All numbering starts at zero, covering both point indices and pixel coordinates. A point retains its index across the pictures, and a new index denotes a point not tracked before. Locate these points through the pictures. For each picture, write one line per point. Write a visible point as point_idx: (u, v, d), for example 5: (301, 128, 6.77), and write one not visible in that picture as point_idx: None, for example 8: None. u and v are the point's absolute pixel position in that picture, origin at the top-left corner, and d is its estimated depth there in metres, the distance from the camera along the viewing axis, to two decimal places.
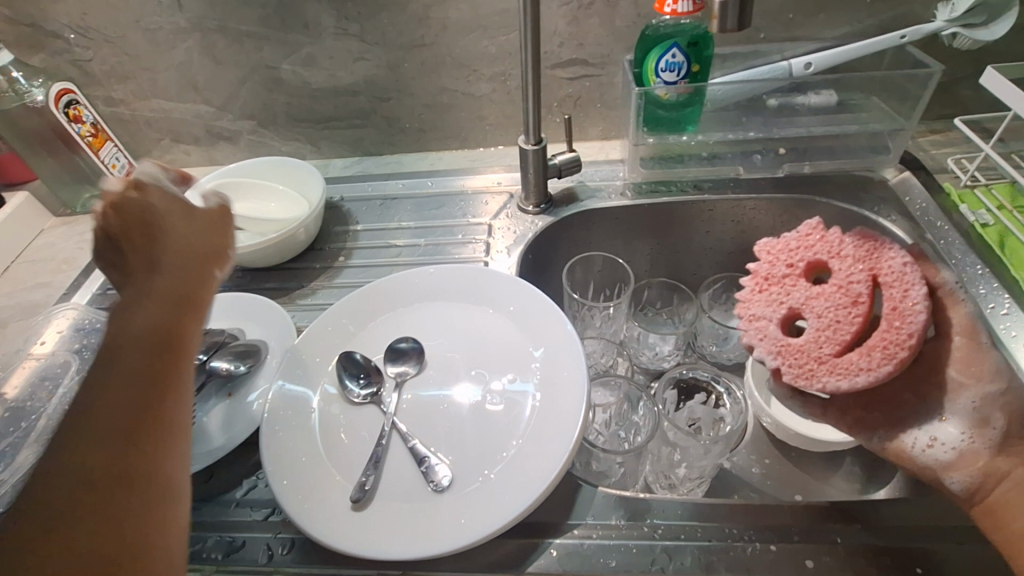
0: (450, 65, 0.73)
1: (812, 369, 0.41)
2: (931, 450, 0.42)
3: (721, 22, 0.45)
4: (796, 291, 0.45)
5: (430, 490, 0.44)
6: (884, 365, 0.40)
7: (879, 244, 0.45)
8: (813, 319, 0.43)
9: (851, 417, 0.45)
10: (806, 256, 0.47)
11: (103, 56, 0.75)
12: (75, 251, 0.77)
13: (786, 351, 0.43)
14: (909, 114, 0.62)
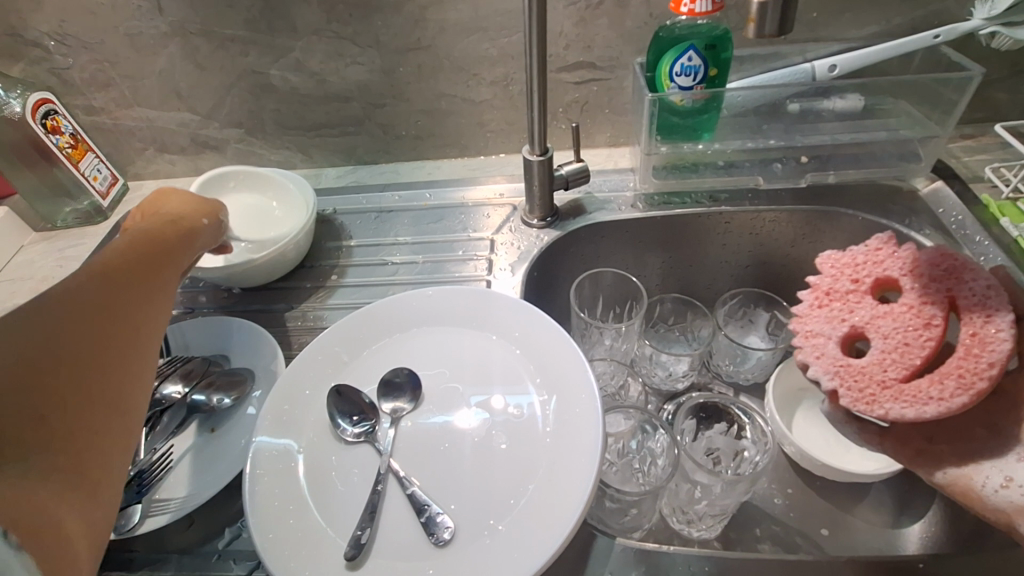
0: (448, 69, 0.68)
1: (873, 394, 0.38)
2: (1007, 491, 0.37)
3: (757, 28, 0.40)
4: (860, 308, 0.42)
5: (431, 545, 0.40)
6: (958, 395, 0.36)
7: (961, 264, 0.41)
8: (878, 340, 0.40)
9: (913, 447, 0.41)
10: (873, 273, 0.44)
11: (82, 63, 0.70)
12: (55, 270, 0.73)
13: (844, 372, 0.39)
14: (942, 121, 0.58)
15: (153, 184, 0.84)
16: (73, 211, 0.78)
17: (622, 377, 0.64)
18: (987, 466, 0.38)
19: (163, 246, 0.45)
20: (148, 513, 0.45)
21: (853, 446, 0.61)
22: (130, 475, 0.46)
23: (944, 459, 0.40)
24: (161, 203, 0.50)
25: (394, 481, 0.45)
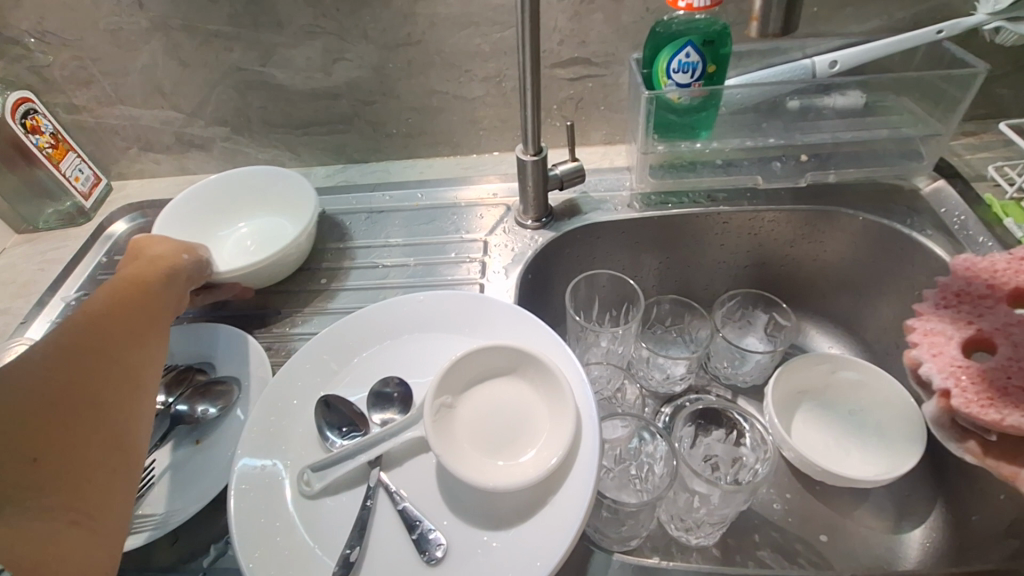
0: (440, 65, 0.66)
1: (992, 397, 0.36)
2: None
3: (761, 25, 0.39)
4: (992, 315, 0.42)
5: (424, 563, 0.39)
6: None
7: None
8: (1005, 347, 0.39)
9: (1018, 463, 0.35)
10: (1004, 289, 0.43)
11: (62, 60, 0.68)
12: (36, 273, 0.71)
13: (961, 373, 0.38)
14: (944, 118, 0.57)
15: (138, 183, 0.81)
16: (55, 212, 0.76)
17: (619, 381, 0.63)
18: None
19: (134, 296, 0.44)
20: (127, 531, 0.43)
21: (854, 451, 0.60)
22: None
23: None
24: (139, 251, 0.51)
25: (384, 436, 0.45)
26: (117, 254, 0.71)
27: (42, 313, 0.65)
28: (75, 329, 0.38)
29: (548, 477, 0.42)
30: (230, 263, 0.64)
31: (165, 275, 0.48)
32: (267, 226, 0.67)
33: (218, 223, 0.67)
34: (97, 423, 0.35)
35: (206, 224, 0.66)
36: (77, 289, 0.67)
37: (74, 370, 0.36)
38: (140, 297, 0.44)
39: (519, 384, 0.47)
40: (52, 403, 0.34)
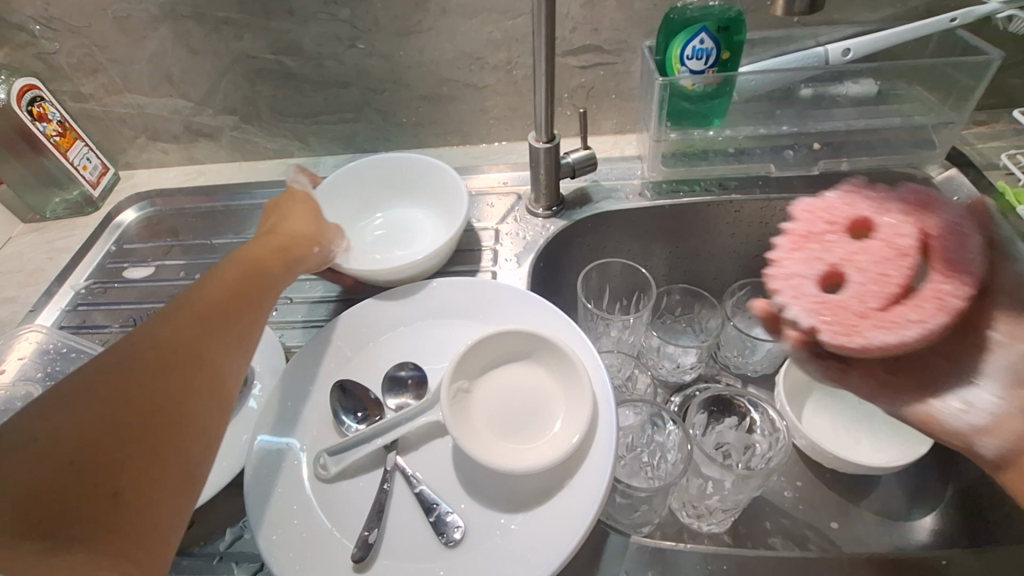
0: (451, 53, 0.66)
1: (854, 324, 0.33)
2: (965, 412, 0.35)
3: (786, 5, 0.39)
4: (839, 246, 0.37)
5: (442, 545, 0.39)
6: (938, 317, 0.33)
7: (930, 200, 0.39)
8: (855, 274, 0.35)
9: (878, 380, 0.37)
10: (851, 212, 0.39)
11: (69, 47, 0.68)
12: (45, 262, 0.71)
13: (828, 307, 0.34)
14: (958, 108, 0.57)
15: (146, 173, 0.81)
16: (63, 201, 0.75)
17: (630, 369, 0.62)
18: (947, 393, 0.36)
19: (237, 292, 0.42)
20: None
21: (864, 439, 0.60)
22: None
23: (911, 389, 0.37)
24: (274, 225, 0.53)
25: (401, 420, 0.45)
26: (126, 243, 0.71)
27: (51, 301, 0.64)
28: (186, 314, 0.38)
29: (565, 462, 0.41)
30: (370, 252, 0.61)
31: (281, 261, 0.48)
32: (407, 219, 0.65)
33: (361, 197, 0.65)
34: (169, 441, 0.32)
35: (351, 196, 0.64)
36: (87, 277, 0.67)
37: (156, 375, 0.33)
38: (240, 295, 0.42)
39: (535, 371, 0.47)
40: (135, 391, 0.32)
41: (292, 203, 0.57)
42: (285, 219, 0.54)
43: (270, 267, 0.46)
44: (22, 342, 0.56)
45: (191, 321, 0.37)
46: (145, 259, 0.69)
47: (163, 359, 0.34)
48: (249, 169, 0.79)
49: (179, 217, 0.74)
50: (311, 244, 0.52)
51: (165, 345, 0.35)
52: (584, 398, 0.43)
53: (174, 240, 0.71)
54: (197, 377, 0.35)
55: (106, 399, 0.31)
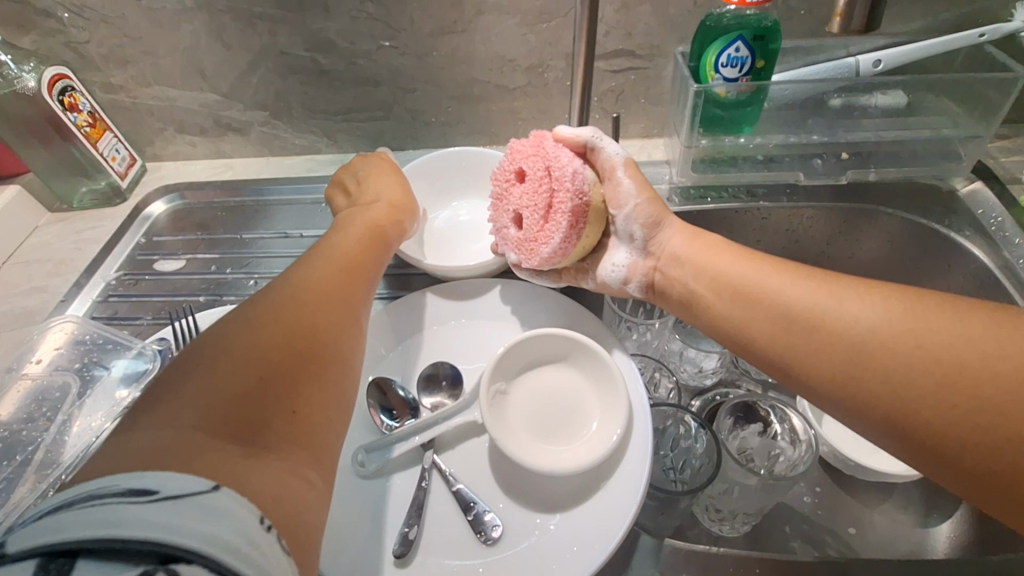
0: (483, 54, 0.66)
1: (532, 248, 0.48)
2: (618, 267, 0.49)
3: (844, 21, 0.41)
4: (510, 197, 0.50)
5: (480, 543, 0.40)
6: (564, 222, 0.46)
7: (543, 136, 0.49)
8: (525, 213, 0.49)
9: (572, 270, 0.52)
10: (511, 163, 0.50)
11: (100, 37, 0.68)
12: (73, 252, 0.71)
13: (520, 243, 0.49)
14: (984, 122, 0.57)
15: (172, 165, 0.81)
16: (90, 191, 0.76)
17: (652, 373, 0.63)
18: (607, 258, 0.50)
19: (353, 256, 0.46)
20: None
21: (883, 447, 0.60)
22: None
23: (588, 271, 0.51)
24: (370, 190, 0.57)
25: (436, 420, 0.45)
26: (156, 236, 0.72)
27: (81, 292, 0.65)
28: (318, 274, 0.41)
29: (599, 466, 0.42)
30: (440, 237, 0.62)
31: (390, 228, 0.52)
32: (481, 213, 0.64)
33: (466, 185, 0.66)
34: (328, 381, 0.35)
35: (444, 182, 0.66)
36: (117, 269, 0.68)
37: (308, 315, 0.37)
38: (356, 257, 0.46)
39: (568, 373, 0.48)
40: (294, 328, 0.35)
41: (385, 163, 0.61)
42: (380, 184, 0.57)
43: (380, 233, 0.51)
44: (55, 332, 0.57)
45: (328, 280, 0.41)
46: (175, 252, 0.69)
47: (319, 308, 0.38)
48: (276, 164, 0.79)
49: (206, 210, 0.74)
50: (410, 210, 0.56)
51: (318, 296, 0.39)
52: (620, 402, 0.43)
53: (203, 233, 0.71)
54: (343, 327, 0.38)
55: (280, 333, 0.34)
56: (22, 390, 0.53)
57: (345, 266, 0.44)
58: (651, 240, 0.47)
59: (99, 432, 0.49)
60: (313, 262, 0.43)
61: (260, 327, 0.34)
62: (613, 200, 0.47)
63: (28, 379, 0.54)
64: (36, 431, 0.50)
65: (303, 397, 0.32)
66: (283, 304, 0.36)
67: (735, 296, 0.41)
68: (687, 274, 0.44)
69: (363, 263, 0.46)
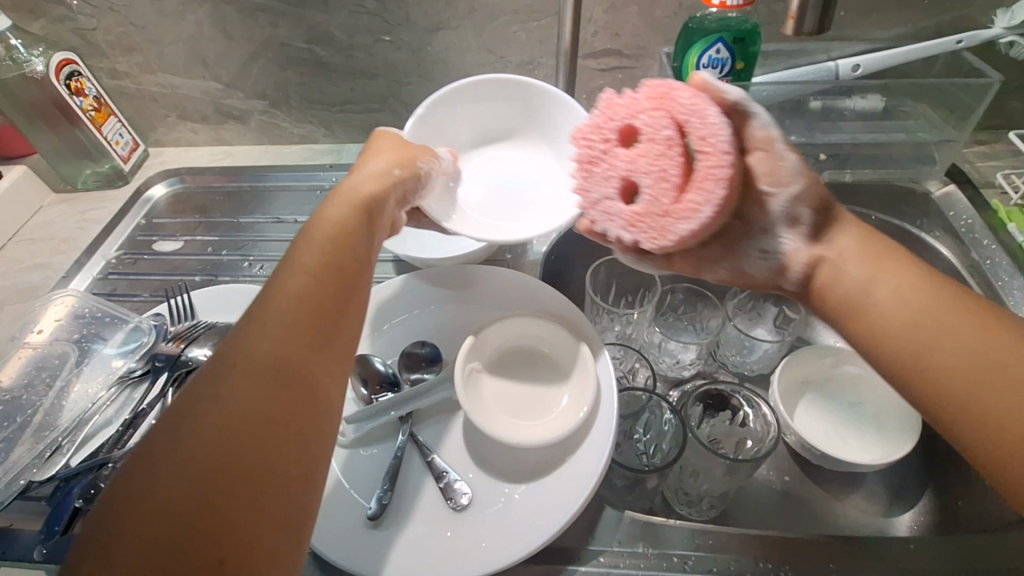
0: (476, 50, 0.69)
1: (660, 225, 0.36)
2: (766, 257, 0.41)
3: (796, 24, 0.40)
4: (614, 160, 0.38)
5: (449, 509, 0.42)
6: (716, 189, 0.35)
7: (670, 85, 0.37)
8: (643, 181, 0.37)
9: (695, 257, 0.43)
10: (614, 122, 0.39)
11: (108, 25, 0.70)
12: (76, 231, 0.73)
13: (634, 217, 0.37)
14: (958, 127, 0.60)
15: (174, 151, 0.84)
16: (94, 173, 0.78)
17: (632, 362, 0.66)
18: (749, 246, 0.41)
19: (327, 269, 0.36)
20: None
21: (852, 439, 0.62)
22: None
23: (718, 259, 0.43)
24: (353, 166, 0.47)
25: (414, 394, 0.47)
26: (156, 218, 0.74)
27: (83, 269, 0.67)
28: (278, 307, 0.32)
29: (566, 441, 0.44)
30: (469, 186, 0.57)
31: (370, 210, 0.42)
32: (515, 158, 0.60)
33: (501, 123, 0.60)
34: (280, 478, 0.28)
35: (477, 120, 0.59)
36: (117, 248, 0.70)
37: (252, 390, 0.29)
38: (332, 268, 0.36)
39: (539, 356, 0.50)
40: (235, 417, 0.28)
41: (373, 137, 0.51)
42: (363, 160, 0.47)
43: (359, 223, 0.40)
44: (57, 305, 0.59)
45: (289, 318, 0.32)
46: (174, 234, 0.72)
47: (254, 388, 0.29)
48: (274, 152, 0.82)
49: (206, 194, 0.76)
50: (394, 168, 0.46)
51: (252, 370, 0.30)
52: (588, 385, 0.45)
53: (202, 216, 0.74)
54: (302, 392, 0.30)
55: (201, 444, 0.27)
56: (22, 358, 0.55)
57: (303, 302, 0.33)
58: (822, 229, 0.39)
59: (95, 399, 0.51)
60: (277, 288, 0.34)
61: (179, 438, 0.27)
62: (768, 175, 0.39)
63: (29, 347, 0.56)
64: (35, 396, 0.52)
65: (244, 518, 0.26)
66: (221, 382, 0.29)
67: (917, 307, 0.34)
68: (859, 272, 0.37)
69: (328, 293, 0.35)
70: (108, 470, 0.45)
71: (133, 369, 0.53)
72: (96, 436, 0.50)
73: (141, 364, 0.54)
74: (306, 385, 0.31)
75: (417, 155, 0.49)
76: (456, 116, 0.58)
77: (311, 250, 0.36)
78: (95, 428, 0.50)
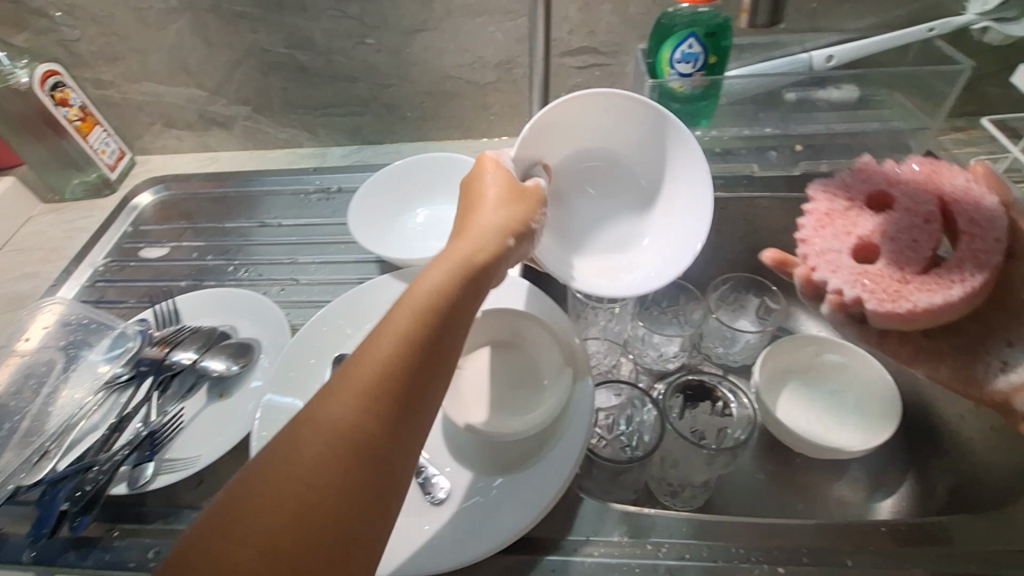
0: (454, 51, 0.69)
1: (899, 290, 0.40)
2: (1005, 376, 0.43)
3: (751, 17, 0.39)
4: (863, 223, 0.46)
5: (428, 502, 0.43)
6: (976, 273, 0.39)
7: (937, 167, 0.46)
8: (885, 242, 0.43)
9: (913, 346, 0.47)
10: (865, 190, 0.47)
11: (91, 35, 0.71)
12: (65, 240, 0.74)
13: (880, 280, 0.41)
14: (934, 113, 0.61)
15: (160, 158, 0.85)
16: (81, 183, 0.79)
17: (615, 356, 0.67)
18: (992, 358, 0.44)
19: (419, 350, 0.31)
20: (160, 470, 0.48)
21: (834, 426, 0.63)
22: (143, 434, 0.50)
23: (945, 358, 0.46)
24: (473, 205, 0.43)
25: None
26: (142, 225, 0.75)
27: (71, 277, 0.68)
28: (360, 386, 0.29)
29: (544, 433, 0.45)
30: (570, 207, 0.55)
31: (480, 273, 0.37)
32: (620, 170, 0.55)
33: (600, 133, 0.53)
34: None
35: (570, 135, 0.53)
36: (105, 256, 0.71)
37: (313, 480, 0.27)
38: (422, 351, 0.32)
39: (515, 353, 0.51)
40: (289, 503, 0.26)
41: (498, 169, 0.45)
42: (479, 198, 0.43)
43: (464, 292, 0.35)
44: (44, 312, 0.59)
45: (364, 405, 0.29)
46: (160, 240, 0.72)
47: (328, 473, 0.27)
48: (259, 157, 0.82)
49: (192, 201, 0.77)
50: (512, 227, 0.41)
51: (325, 445, 0.28)
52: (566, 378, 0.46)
53: (188, 223, 0.75)
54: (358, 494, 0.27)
55: (265, 525, 0.25)
56: (10, 366, 0.55)
57: (385, 378, 0.30)
58: None
59: (82, 405, 0.52)
60: (364, 357, 0.31)
61: (237, 506, 0.26)
62: None
63: (17, 355, 0.56)
64: (22, 402, 0.52)
65: None
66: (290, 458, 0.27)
67: None
68: None
69: (412, 373, 0.31)
70: (93, 473, 0.46)
71: (119, 374, 0.54)
72: (83, 441, 0.51)
73: (127, 368, 0.54)
74: (382, 479, 0.28)
75: (527, 212, 0.43)
76: (558, 131, 0.52)
77: (412, 321, 0.32)
78: (82, 433, 0.52)
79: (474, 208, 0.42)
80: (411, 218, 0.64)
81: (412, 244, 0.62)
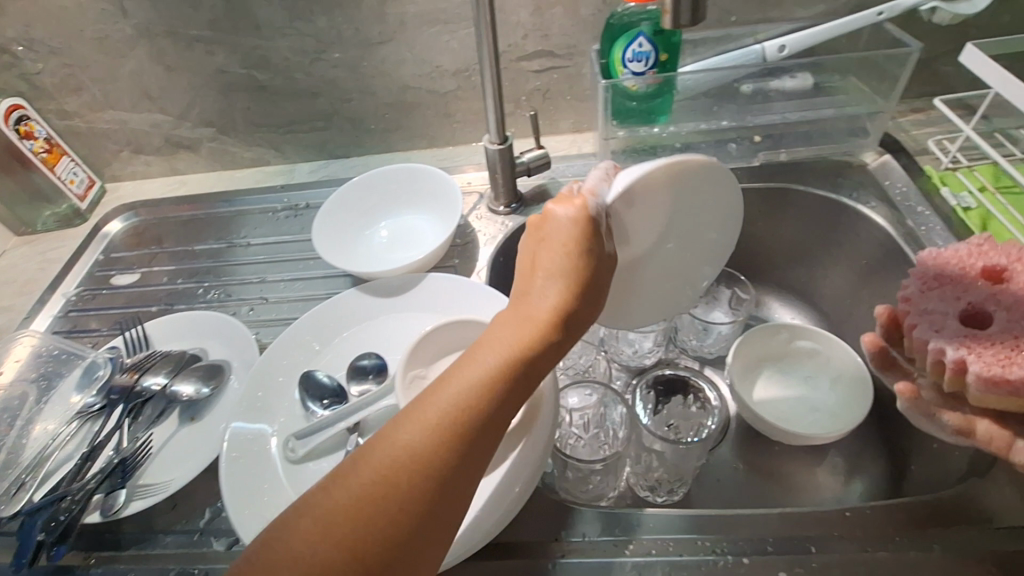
0: (411, 62, 0.70)
1: (1008, 357, 0.38)
2: None
3: (673, 18, 0.42)
4: (973, 289, 0.44)
5: None
6: None
7: None
8: (998, 313, 0.42)
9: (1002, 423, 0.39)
10: (980, 262, 0.45)
11: (52, 67, 0.71)
12: (38, 272, 0.75)
13: (991, 348, 0.39)
14: (887, 94, 0.61)
15: (130, 185, 0.85)
16: (52, 214, 0.79)
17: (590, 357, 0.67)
18: None
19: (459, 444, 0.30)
20: (133, 496, 0.49)
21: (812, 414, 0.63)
22: (114, 462, 0.50)
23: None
24: (539, 256, 0.38)
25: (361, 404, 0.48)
26: (114, 253, 0.75)
27: (44, 309, 0.68)
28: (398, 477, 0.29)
29: None
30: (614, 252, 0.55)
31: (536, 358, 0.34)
32: None
33: None
34: None
35: None
36: (77, 285, 0.71)
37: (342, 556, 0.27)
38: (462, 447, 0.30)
39: None
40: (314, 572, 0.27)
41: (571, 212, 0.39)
42: (548, 246, 0.38)
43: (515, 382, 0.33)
44: (17, 345, 0.59)
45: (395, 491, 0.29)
46: (132, 267, 0.73)
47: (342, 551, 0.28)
48: (228, 177, 0.83)
49: (162, 225, 0.77)
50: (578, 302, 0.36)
51: (356, 513, 0.28)
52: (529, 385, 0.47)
53: (159, 247, 0.75)
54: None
55: None
56: None
57: (420, 459, 0.30)
58: None
59: (55, 435, 0.53)
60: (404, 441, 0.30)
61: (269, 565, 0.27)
62: None
63: None
64: None
65: None
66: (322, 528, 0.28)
67: None
68: None
69: (447, 464, 0.30)
70: (67, 503, 0.47)
71: (91, 404, 0.54)
72: (56, 472, 0.51)
73: (98, 398, 0.55)
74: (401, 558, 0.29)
75: (599, 280, 0.38)
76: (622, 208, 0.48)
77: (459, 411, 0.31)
78: (56, 465, 0.51)
79: (542, 260, 0.38)
80: (376, 234, 0.65)
81: (380, 258, 0.63)
